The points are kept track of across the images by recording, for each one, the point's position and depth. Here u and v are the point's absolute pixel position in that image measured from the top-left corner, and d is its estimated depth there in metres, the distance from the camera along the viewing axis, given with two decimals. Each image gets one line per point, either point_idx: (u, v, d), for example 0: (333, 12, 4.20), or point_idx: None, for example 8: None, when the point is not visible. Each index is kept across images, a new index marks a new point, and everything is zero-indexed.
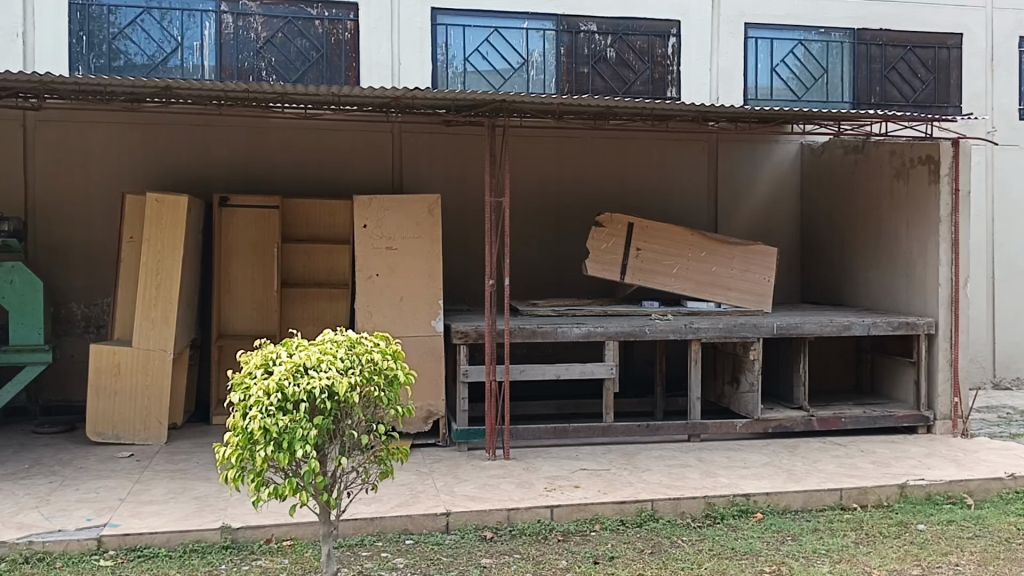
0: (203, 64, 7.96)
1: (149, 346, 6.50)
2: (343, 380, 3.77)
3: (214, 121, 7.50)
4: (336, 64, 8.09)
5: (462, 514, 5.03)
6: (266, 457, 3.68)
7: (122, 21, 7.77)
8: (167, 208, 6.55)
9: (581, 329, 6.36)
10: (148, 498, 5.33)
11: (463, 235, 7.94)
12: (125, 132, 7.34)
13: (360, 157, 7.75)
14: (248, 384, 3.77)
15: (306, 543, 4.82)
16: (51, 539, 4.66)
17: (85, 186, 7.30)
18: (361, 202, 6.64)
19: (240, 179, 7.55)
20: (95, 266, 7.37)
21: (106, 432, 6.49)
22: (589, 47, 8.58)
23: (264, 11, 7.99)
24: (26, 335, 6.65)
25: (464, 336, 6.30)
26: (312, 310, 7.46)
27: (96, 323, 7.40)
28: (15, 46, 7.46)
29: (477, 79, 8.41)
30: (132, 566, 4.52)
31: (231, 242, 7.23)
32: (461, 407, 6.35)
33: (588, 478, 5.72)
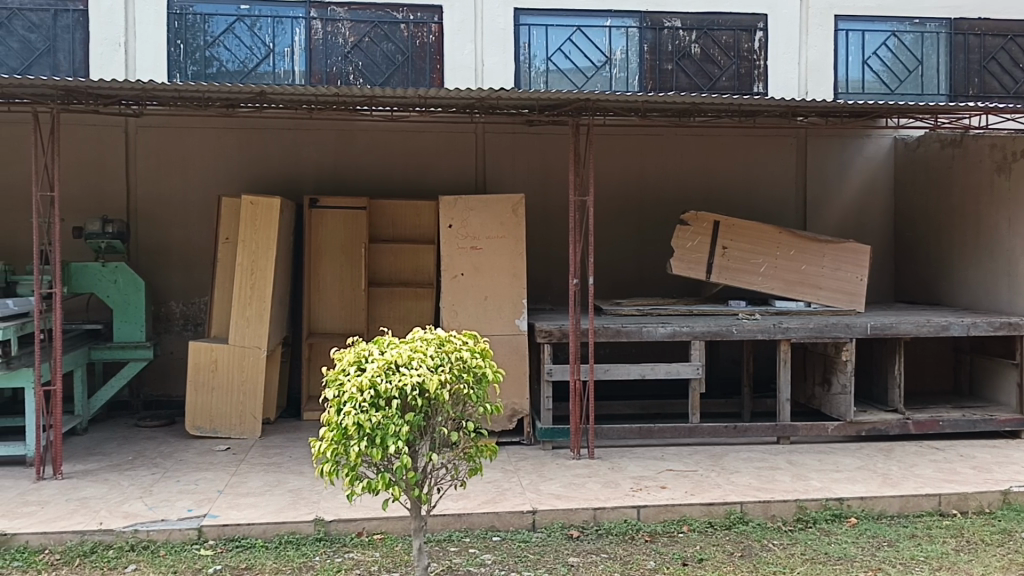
0: (293, 70, 8.18)
1: (244, 343, 6.72)
2: (434, 377, 3.81)
3: (304, 125, 7.70)
4: (420, 66, 8.22)
5: (549, 512, 5.04)
6: (360, 452, 3.76)
7: (216, 30, 8.05)
8: (261, 209, 6.74)
9: (666, 329, 6.29)
10: (245, 491, 5.51)
11: (546, 234, 7.95)
12: (219, 137, 7.60)
13: (445, 158, 7.85)
14: (342, 380, 3.87)
15: (396, 537, 4.90)
16: (155, 528, 4.86)
17: (183, 189, 7.58)
18: (446, 203, 6.71)
19: (329, 180, 7.73)
20: (193, 266, 7.65)
21: (203, 427, 6.73)
22: (673, 43, 8.49)
23: (352, 17, 8.16)
24: (129, 333, 6.97)
25: (548, 335, 6.30)
26: (398, 308, 7.58)
27: (193, 321, 7.68)
28: (118, 55, 7.80)
29: (559, 78, 8.42)
30: (231, 556, 4.67)
31: (320, 243, 7.41)
32: (545, 407, 6.36)
33: (675, 479, 5.66)
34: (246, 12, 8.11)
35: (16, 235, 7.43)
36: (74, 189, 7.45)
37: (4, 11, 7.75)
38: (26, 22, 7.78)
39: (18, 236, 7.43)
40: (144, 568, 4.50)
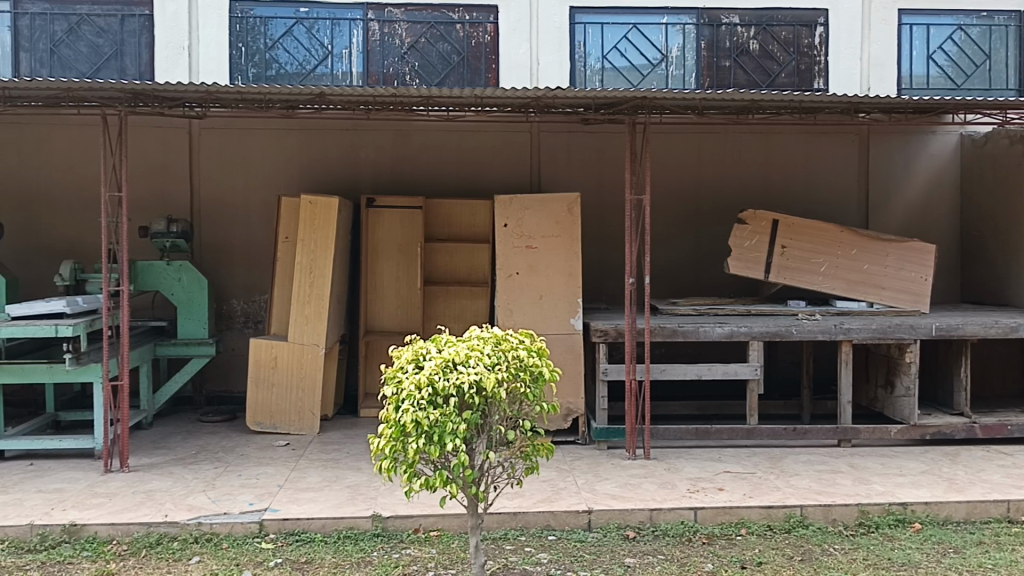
0: (351, 71, 8.27)
1: (304, 340, 6.83)
2: (491, 376, 3.83)
3: (362, 126, 7.79)
4: (476, 66, 8.25)
5: (605, 512, 5.02)
6: (418, 449, 3.79)
7: (276, 33, 8.19)
8: (320, 209, 6.85)
9: (724, 328, 6.23)
10: (304, 486, 5.60)
11: (602, 233, 7.93)
12: (280, 138, 7.73)
13: (500, 157, 7.87)
14: (400, 378, 3.90)
15: (453, 534, 4.93)
16: (218, 521, 4.97)
17: (245, 189, 7.74)
18: (502, 202, 6.73)
19: (386, 180, 7.81)
20: (254, 265, 7.80)
21: (264, 422, 6.87)
22: (731, 40, 8.40)
23: (408, 18, 8.23)
24: (192, 330, 7.13)
25: (604, 335, 6.27)
26: (454, 307, 7.64)
27: (254, 318, 7.83)
28: (181, 59, 7.99)
29: (615, 76, 8.38)
30: (291, 549, 4.75)
31: (377, 242, 7.50)
32: (601, 406, 6.34)
33: (733, 481, 5.59)
34: (305, 15, 8.23)
35: (85, 234, 7.66)
36: (140, 190, 7.66)
37: (74, 17, 8.01)
38: (95, 28, 8.02)
39: (87, 236, 7.66)
40: (207, 560, 4.60)
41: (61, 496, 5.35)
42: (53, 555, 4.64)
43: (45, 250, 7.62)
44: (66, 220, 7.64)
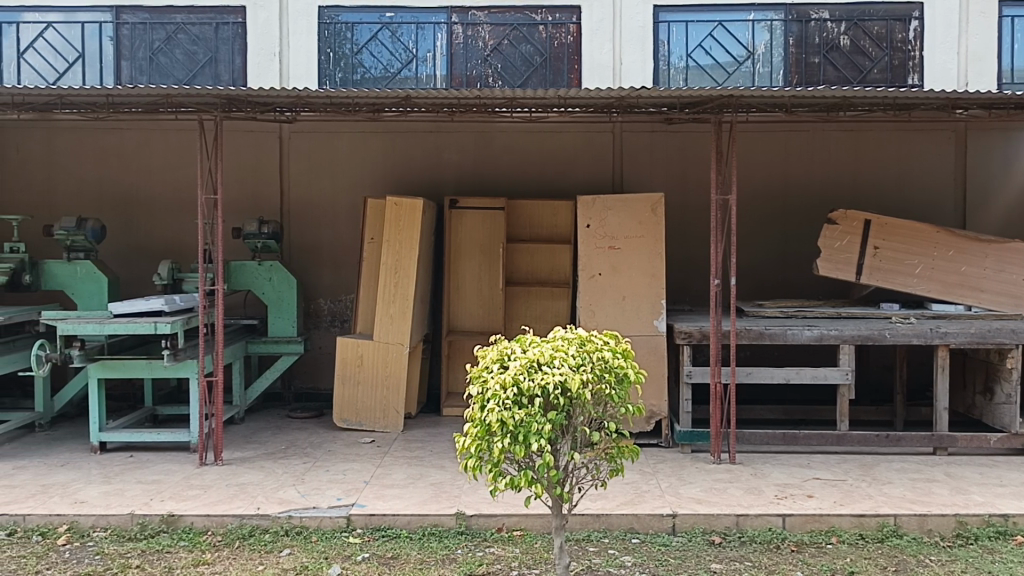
0: (435, 74, 8.38)
1: (388, 339, 6.95)
2: (576, 377, 3.82)
3: (445, 127, 7.88)
4: (559, 67, 8.26)
5: (689, 516, 4.97)
6: (503, 449, 3.81)
7: (362, 38, 8.35)
8: (404, 210, 6.95)
9: (813, 331, 6.09)
10: (389, 482, 5.70)
11: (685, 233, 7.84)
12: (366, 140, 7.88)
13: (582, 158, 7.85)
14: (485, 377, 3.94)
15: (536, 534, 4.94)
16: (307, 515, 5.10)
17: (332, 191, 7.91)
18: (585, 202, 6.71)
19: (469, 181, 7.88)
20: (340, 265, 7.96)
21: (350, 419, 7.02)
22: (820, 36, 8.20)
23: (491, 20, 8.29)
24: (282, 328, 7.35)
25: (688, 337, 6.20)
26: (535, 307, 7.66)
27: (340, 317, 8.00)
28: (273, 65, 8.22)
29: (699, 75, 8.26)
30: (377, 545, 4.84)
31: (460, 242, 7.57)
32: (684, 409, 6.27)
33: (822, 488, 5.46)
34: (390, 19, 8.36)
35: (181, 235, 7.95)
36: (233, 192, 7.92)
37: (172, 26, 8.32)
38: (190, 36, 8.32)
39: (182, 237, 7.95)
40: (297, 553, 4.73)
41: (159, 487, 5.57)
42: (152, 544, 4.83)
43: (143, 250, 7.95)
44: (164, 221, 7.95)
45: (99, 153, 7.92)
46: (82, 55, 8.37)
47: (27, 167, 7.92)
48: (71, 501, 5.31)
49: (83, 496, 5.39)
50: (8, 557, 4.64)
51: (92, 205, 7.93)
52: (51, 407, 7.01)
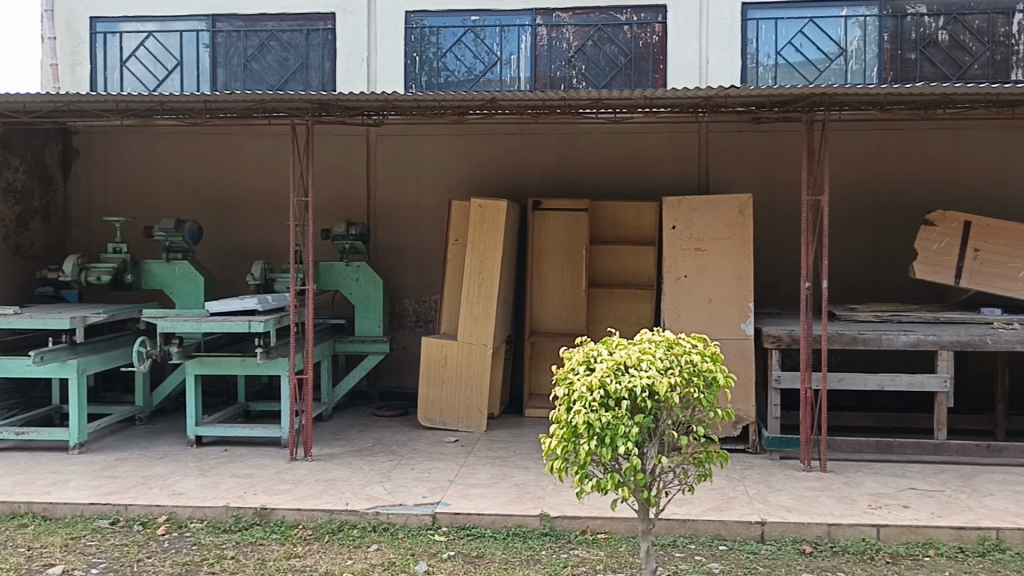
0: (519, 76, 8.40)
1: (472, 340, 7.01)
2: (664, 379, 3.77)
3: (528, 129, 7.89)
4: (644, 67, 8.20)
5: (779, 524, 4.86)
6: (589, 451, 3.78)
7: (448, 41, 8.44)
8: (488, 212, 7.01)
9: (909, 336, 5.90)
10: (474, 481, 5.75)
11: (773, 235, 7.68)
12: (451, 143, 7.96)
13: (667, 158, 7.77)
14: (571, 379, 3.94)
15: (621, 538, 4.91)
16: (394, 512, 5.18)
17: (417, 193, 8.02)
18: (670, 203, 6.64)
19: (552, 183, 7.89)
20: (425, 265, 8.07)
21: (434, 418, 7.11)
22: (917, 30, 7.91)
23: (576, 21, 8.29)
24: (369, 328, 7.49)
25: (777, 341, 6.07)
26: (618, 309, 7.63)
27: (424, 318, 8.10)
28: (361, 70, 8.39)
29: (788, 72, 8.07)
30: (463, 543, 4.88)
31: (544, 244, 7.59)
32: (773, 414, 6.14)
33: (919, 498, 5.27)
34: (475, 23, 8.43)
35: (273, 236, 8.17)
36: (322, 195, 8.11)
37: (265, 33, 8.57)
38: (282, 43, 8.55)
39: (274, 238, 8.18)
40: (385, 549, 4.80)
41: (252, 481, 5.74)
42: (246, 536, 4.98)
43: (237, 251, 8.21)
44: (256, 223, 8.19)
45: (197, 158, 8.21)
46: (180, 63, 8.69)
47: (129, 171, 8.27)
48: (169, 492, 5.51)
49: (180, 489, 5.59)
50: (112, 545, 4.84)
51: (190, 208, 8.23)
52: (150, 402, 7.28)
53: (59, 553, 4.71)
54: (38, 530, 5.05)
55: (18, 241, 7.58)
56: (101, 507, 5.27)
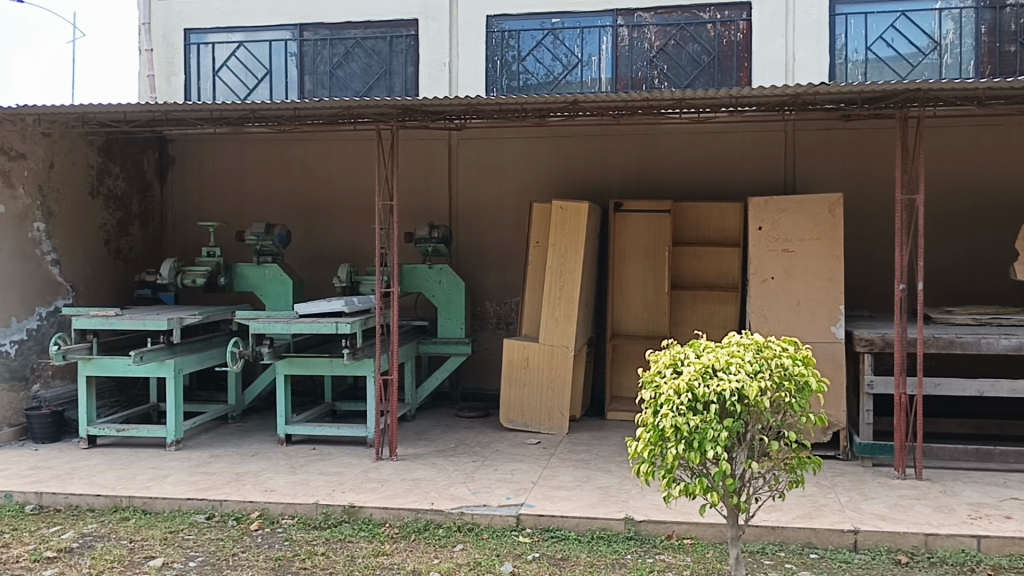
0: (600, 77, 8.38)
1: (553, 342, 7.01)
2: (753, 384, 3.69)
3: (610, 130, 7.87)
4: (727, 66, 8.08)
5: (873, 533, 4.72)
6: (677, 455, 3.73)
7: (528, 44, 8.45)
8: (570, 214, 7.00)
9: (1010, 341, 5.68)
10: (557, 483, 5.75)
11: (863, 235, 7.47)
12: (532, 145, 7.99)
13: (752, 158, 7.63)
14: (658, 382, 3.89)
15: (708, 543, 4.84)
16: (479, 512, 5.22)
17: (499, 196, 8.07)
18: (756, 204, 6.52)
19: (634, 184, 7.84)
20: (506, 268, 8.11)
21: (516, 420, 7.15)
22: (1016, 22, 7.63)
23: (658, 21, 8.22)
24: (451, 329, 7.56)
25: (869, 344, 5.90)
26: (702, 312, 7.53)
27: (506, 320, 8.14)
28: (443, 75, 8.50)
29: (879, 68, 7.83)
30: (548, 545, 4.89)
31: (625, 245, 7.54)
32: (866, 420, 5.97)
33: (1021, 509, 5.05)
34: (555, 25, 8.42)
35: (358, 239, 8.33)
36: (406, 198, 8.24)
37: (350, 41, 8.75)
38: (366, 50, 8.72)
39: (358, 241, 8.34)
40: (471, 549, 4.84)
41: (340, 479, 5.87)
42: (335, 533, 5.08)
43: (324, 253, 8.40)
44: (342, 227, 8.37)
45: (286, 164, 8.44)
46: (269, 72, 8.94)
47: (221, 177, 8.55)
48: (262, 488, 5.67)
49: (272, 485, 5.75)
50: (208, 539, 5.01)
51: (279, 212, 8.46)
52: (242, 401, 7.51)
53: (159, 546, 4.90)
54: (139, 523, 5.26)
55: (118, 245, 7.90)
56: (197, 502, 5.46)
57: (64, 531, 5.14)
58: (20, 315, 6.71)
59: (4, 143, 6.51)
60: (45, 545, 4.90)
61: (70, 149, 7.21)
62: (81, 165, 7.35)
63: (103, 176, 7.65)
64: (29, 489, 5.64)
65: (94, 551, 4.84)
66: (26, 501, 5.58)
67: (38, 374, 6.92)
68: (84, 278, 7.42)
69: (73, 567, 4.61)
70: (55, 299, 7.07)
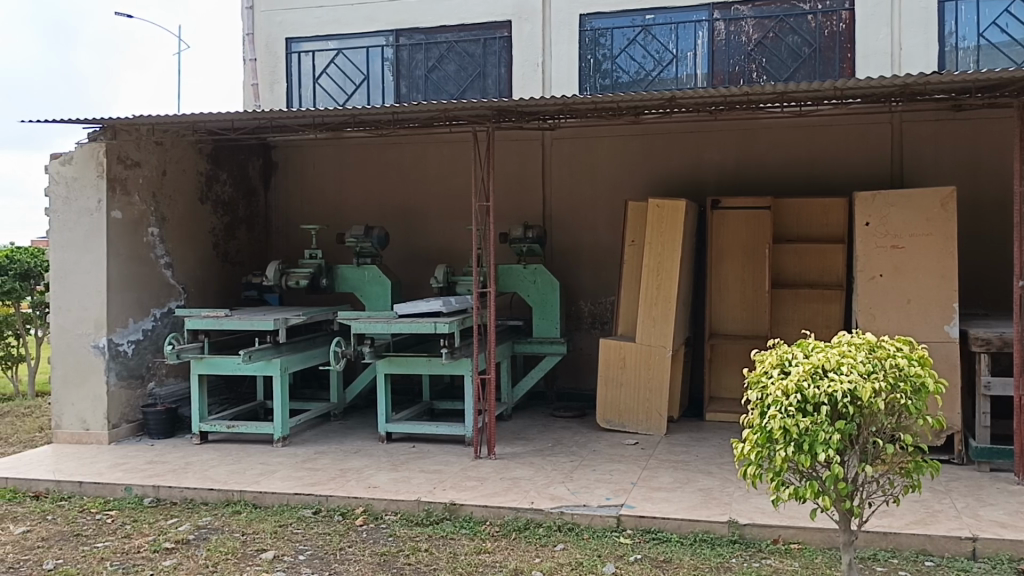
0: (696, 73, 8.25)
1: (651, 342, 6.95)
2: (867, 384, 3.52)
3: (705, 126, 7.74)
4: (829, 57, 7.86)
5: (993, 541, 4.51)
6: (786, 457, 3.59)
7: (622, 42, 8.39)
8: (667, 212, 6.91)
9: None
10: (657, 485, 5.69)
11: (976, 229, 7.15)
12: (626, 144, 7.94)
13: (855, 152, 7.40)
14: (765, 383, 3.77)
15: (816, 549, 4.71)
16: (579, 512, 5.22)
17: (593, 195, 8.04)
18: (863, 199, 6.32)
19: (731, 182, 7.70)
20: (601, 267, 8.08)
21: (613, 419, 7.10)
22: None
23: (756, 14, 8.05)
24: (547, 329, 7.57)
25: (985, 344, 5.65)
26: (804, 311, 7.34)
27: (600, 319, 8.11)
28: (536, 75, 8.54)
29: (992, 55, 7.47)
30: (649, 547, 4.84)
31: (723, 243, 7.40)
32: (983, 423, 5.72)
33: None
34: (649, 22, 8.34)
35: (454, 240, 8.43)
36: (500, 199, 8.30)
37: (444, 45, 8.87)
38: (460, 53, 8.82)
39: (454, 242, 8.44)
40: (572, 548, 4.84)
41: (440, 477, 5.95)
42: (438, 530, 5.16)
43: (420, 255, 8.53)
44: (438, 228, 8.48)
45: (383, 167, 8.61)
46: (366, 78, 9.13)
47: (322, 181, 8.78)
48: (365, 485, 5.80)
49: (375, 482, 5.87)
50: (316, 533, 5.15)
51: (377, 214, 8.64)
52: (344, 399, 7.70)
53: (270, 539, 5.06)
54: (251, 517, 5.45)
55: (226, 248, 8.20)
56: (305, 497, 5.61)
57: (180, 523, 5.36)
58: (137, 316, 7.03)
59: (121, 152, 6.83)
60: (163, 537, 5.12)
61: (181, 157, 7.52)
62: (191, 172, 7.66)
63: (211, 183, 7.96)
64: (147, 482, 5.90)
65: (210, 543, 5.03)
66: (145, 493, 5.85)
67: (153, 373, 7.24)
68: (195, 281, 7.73)
69: (190, 558, 4.80)
70: (168, 301, 7.38)
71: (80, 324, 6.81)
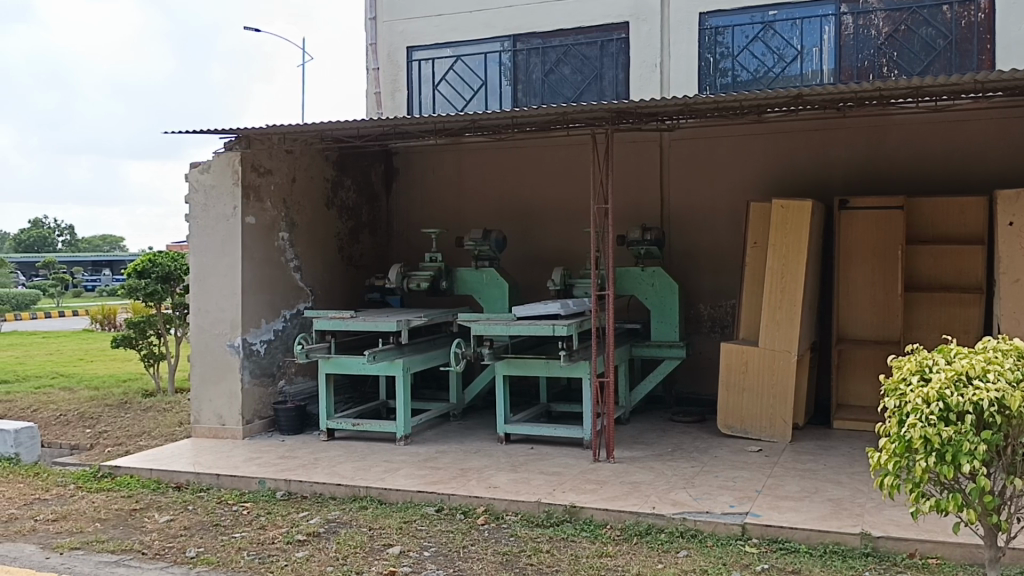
0: (822, 69, 7.99)
1: (775, 347, 6.77)
2: (1016, 393, 3.32)
3: (831, 124, 7.50)
4: (966, 49, 7.48)
5: None
6: (928, 468, 3.39)
7: (743, 40, 8.21)
8: (792, 213, 6.76)
9: None
10: (784, 493, 5.53)
11: None
12: (746, 143, 7.78)
13: (995, 147, 7.01)
14: (903, 391, 3.58)
15: (957, 565, 4.47)
16: (702, 519, 5.14)
17: (713, 196, 7.92)
18: (1003, 198, 6.20)
19: (861, 181, 7.43)
20: (721, 269, 7.94)
21: (735, 425, 6.92)
22: None
23: (886, 6, 7.74)
24: (666, 332, 7.48)
25: None
26: (940, 314, 7.03)
27: (721, 323, 7.96)
28: (654, 76, 8.47)
29: None
30: (777, 557, 4.71)
31: (851, 244, 7.15)
32: None
33: None
34: (771, 18, 8.13)
35: (571, 242, 8.45)
36: (618, 201, 8.27)
37: (560, 49, 8.91)
38: (576, 56, 8.85)
39: (571, 244, 8.45)
40: (695, 555, 4.76)
41: (560, 479, 5.97)
42: (559, 532, 5.17)
43: (538, 257, 8.60)
44: (556, 230, 8.52)
45: (501, 170, 8.72)
46: (484, 83, 9.26)
47: (441, 186, 8.96)
48: (486, 485, 5.88)
49: (496, 482, 5.94)
50: (440, 530, 5.26)
51: (495, 217, 8.76)
52: (463, 400, 7.83)
53: (396, 534, 5.19)
54: (377, 512, 5.60)
55: (350, 252, 8.47)
56: (428, 495, 5.73)
57: (311, 517, 5.57)
58: (269, 317, 7.35)
59: (255, 160, 7.15)
60: (296, 529, 5.33)
61: (309, 164, 7.83)
62: (318, 179, 7.96)
63: (337, 189, 8.24)
64: (280, 477, 6.15)
65: (339, 536, 5.20)
66: (277, 487, 6.10)
67: (283, 372, 7.56)
68: (322, 283, 8.02)
69: (321, 551, 4.97)
70: (297, 303, 7.69)
71: (217, 324, 7.17)
